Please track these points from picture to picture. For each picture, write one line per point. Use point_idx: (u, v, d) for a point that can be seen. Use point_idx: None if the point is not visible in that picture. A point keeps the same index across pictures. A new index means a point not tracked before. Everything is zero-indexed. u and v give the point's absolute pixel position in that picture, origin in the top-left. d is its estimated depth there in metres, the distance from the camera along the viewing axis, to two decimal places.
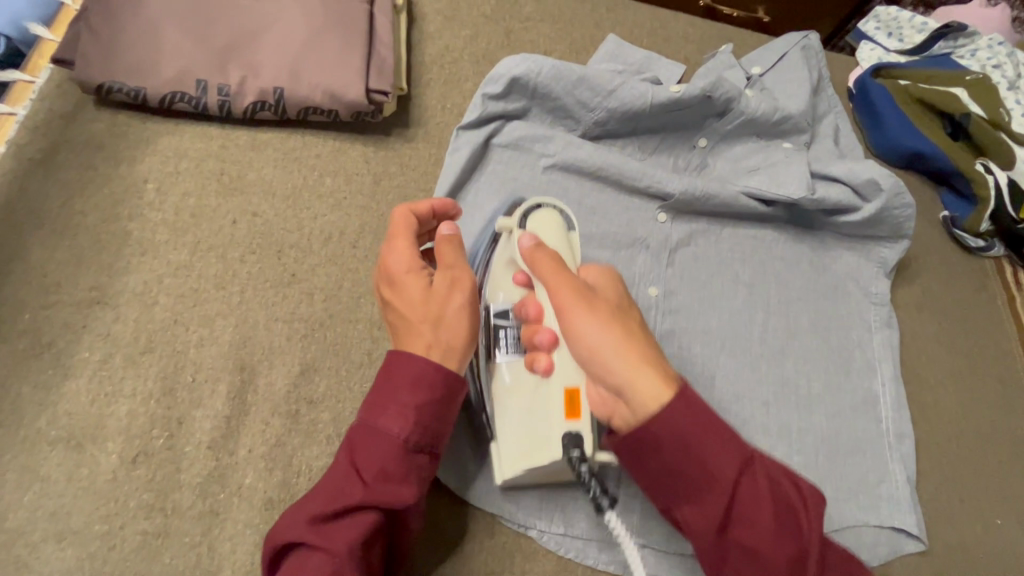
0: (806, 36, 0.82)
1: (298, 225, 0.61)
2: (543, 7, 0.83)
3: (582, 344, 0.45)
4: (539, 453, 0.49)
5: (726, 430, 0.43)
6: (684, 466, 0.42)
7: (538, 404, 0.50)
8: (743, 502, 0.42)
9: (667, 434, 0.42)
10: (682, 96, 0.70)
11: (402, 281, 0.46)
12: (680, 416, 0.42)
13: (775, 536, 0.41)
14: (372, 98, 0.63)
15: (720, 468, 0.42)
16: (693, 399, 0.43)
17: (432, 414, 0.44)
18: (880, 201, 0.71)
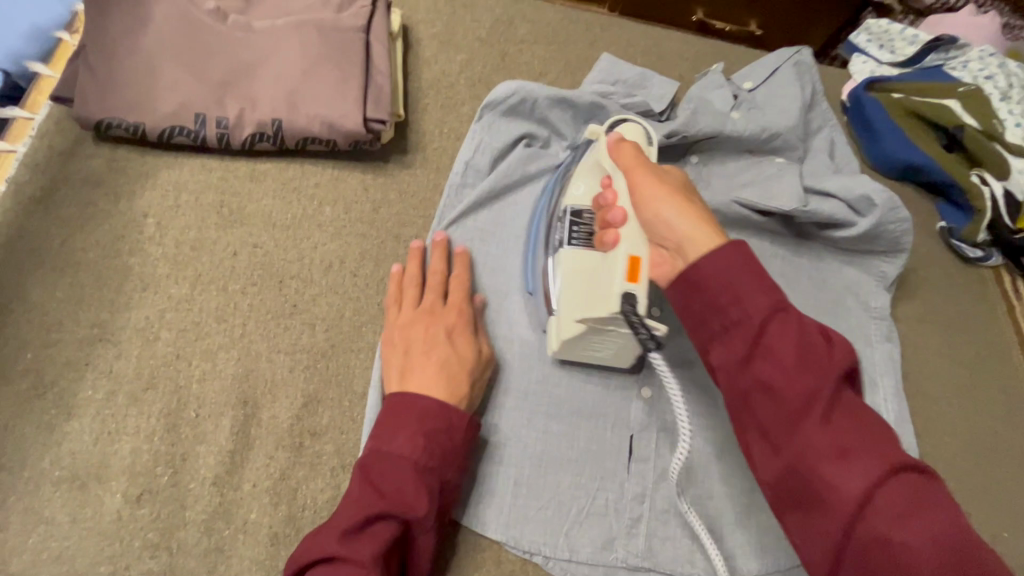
0: (798, 51, 0.83)
1: (299, 254, 0.62)
2: (538, 28, 0.84)
3: (659, 215, 0.50)
4: (593, 309, 0.53)
5: (766, 281, 0.45)
6: (720, 295, 0.45)
7: (598, 269, 0.54)
8: (772, 333, 0.43)
9: (708, 268, 0.46)
10: (662, 136, 0.73)
11: (456, 342, 0.55)
12: (723, 255, 0.46)
13: (799, 375, 0.42)
14: (370, 126, 0.64)
15: (753, 300, 0.44)
16: (741, 252, 0.46)
17: (443, 437, 0.48)
18: (874, 216, 0.70)
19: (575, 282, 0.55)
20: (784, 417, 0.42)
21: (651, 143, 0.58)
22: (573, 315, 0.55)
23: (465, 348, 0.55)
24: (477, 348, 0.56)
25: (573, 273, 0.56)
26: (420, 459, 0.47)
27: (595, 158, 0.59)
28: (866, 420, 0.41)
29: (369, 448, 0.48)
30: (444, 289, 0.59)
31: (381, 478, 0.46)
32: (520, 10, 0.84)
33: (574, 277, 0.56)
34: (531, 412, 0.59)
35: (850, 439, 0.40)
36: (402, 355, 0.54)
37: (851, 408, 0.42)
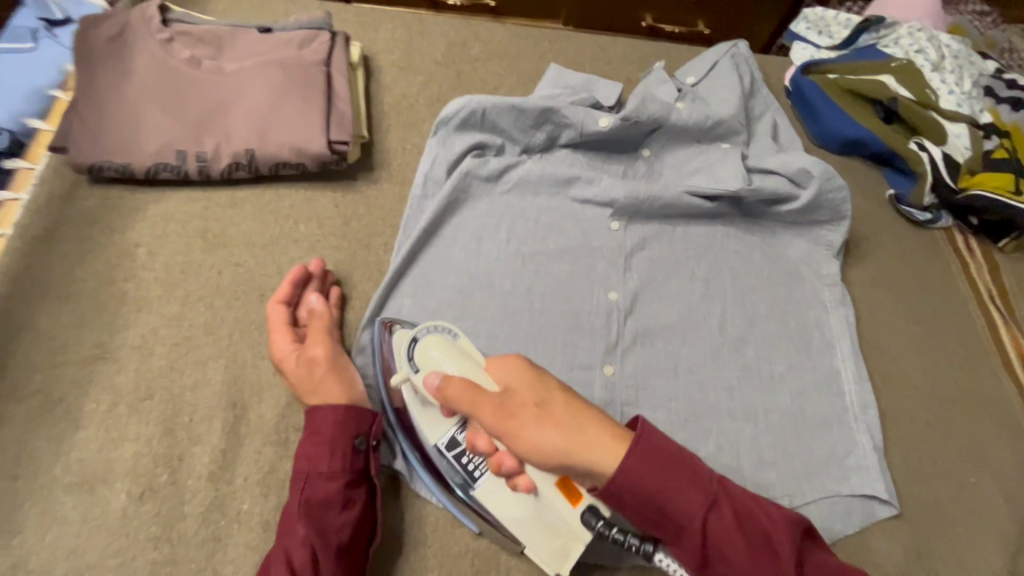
0: (735, 44, 0.88)
1: (277, 270, 0.68)
2: (490, 47, 0.91)
3: (550, 455, 0.49)
4: (569, 541, 0.52)
5: (685, 471, 0.48)
6: (655, 512, 0.47)
7: (540, 511, 0.52)
8: (717, 535, 0.46)
9: (634, 488, 0.47)
10: (611, 128, 0.78)
11: (283, 368, 0.59)
12: (639, 468, 0.47)
13: (759, 569, 0.45)
14: (334, 148, 0.70)
15: (688, 507, 0.47)
16: (650, 446, 0.48)
17: (315, 441, 0.55)
18: (814, 186, 0.75)
19: (526, 532, 0.53)
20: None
21: (454, 336, 0.58)
22: (552, 553, 0.52)
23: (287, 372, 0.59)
24: (298, 364, 0.59)
25: (520, 523, 0.53)
26: (304, 464, 0.55)
27: (423, 397, 0.57)
28: (834, 574, 0.46)
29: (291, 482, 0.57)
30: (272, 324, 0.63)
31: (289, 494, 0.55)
32: (473, 33, 0.91)
33: (526, 530, 0.53)
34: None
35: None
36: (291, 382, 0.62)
37: (817, 565, 0.46)
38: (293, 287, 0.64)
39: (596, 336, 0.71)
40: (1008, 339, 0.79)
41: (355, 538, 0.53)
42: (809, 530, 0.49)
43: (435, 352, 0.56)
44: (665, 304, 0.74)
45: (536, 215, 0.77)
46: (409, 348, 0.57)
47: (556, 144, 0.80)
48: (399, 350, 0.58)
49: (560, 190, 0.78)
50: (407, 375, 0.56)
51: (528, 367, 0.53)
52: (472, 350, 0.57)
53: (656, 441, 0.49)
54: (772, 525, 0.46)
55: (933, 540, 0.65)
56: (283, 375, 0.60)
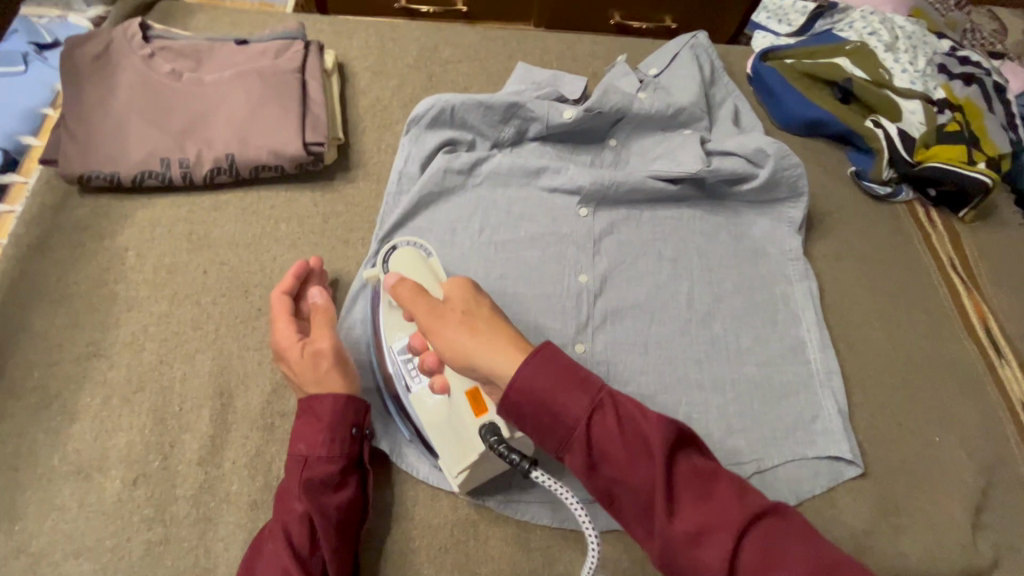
0: (694, 35, 0.92)
1: (260, 266, 0.71)
2: (460, 49, 0.94)
3: (456, 353, 0.54)
4: (465, 449, 0.56)
5: (579, 378, 0.49)
6: (545, 413, 0.49)
7: (451, 415, 0.58)
8: (599, 437, 0.48)
9: (524, 391, 0.49)
10: (575, 119, 0.81)
11: (286, 357, 0.60)
12: (531, 370, 0.49)
13: (634, 469, 0.47)
14: (310, 149, 0.73)
15: (573, 409, 0.48)
16: (549, 356, 0.50)
17: (311, 427, 0.57)
18: (771, 164, 0.79)
19: (437, 433, 0.58)
20: (643, 508, 0.47)
21: (431, 257, 0.65)
22: (450, 460, 0.57)
23: (290, 363, 0.60)
24: (303, 353, 0.60)
25: (434, 426, 0.58)
26: (300, 452, 0.56)
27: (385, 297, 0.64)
28: (710, 480, 0.46)
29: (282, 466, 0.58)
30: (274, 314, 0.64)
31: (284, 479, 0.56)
32: (444, 36, 0.95)
33: (436, 429, 0.58)
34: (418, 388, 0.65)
35: (702, 517, 0.45)
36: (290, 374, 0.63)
37: (692, 475, 0.47)
38: (295, 281, 0.66)
39: (568, 317, 0.74)
40: (969, 305, 0.82)
41: (349, 518, 0.56)
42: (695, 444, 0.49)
43: (406, 269, 0.63)
44: (634, 285, 0.77)
45: (507, 205, 0.80)
46: (387, 255, 0.65)
47: (525, 137, 0.84)
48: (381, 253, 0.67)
49: (530, 181, 0.81)
50: (378, 272, 0.65)
51: (473, 287, 0.58)
52: (440, 272, 0.64)
53: (558, 351, 0.50)
54: (654, 432, 0.47)
55: (898, 497, 0.67)
56: (285, 363, 0.61)
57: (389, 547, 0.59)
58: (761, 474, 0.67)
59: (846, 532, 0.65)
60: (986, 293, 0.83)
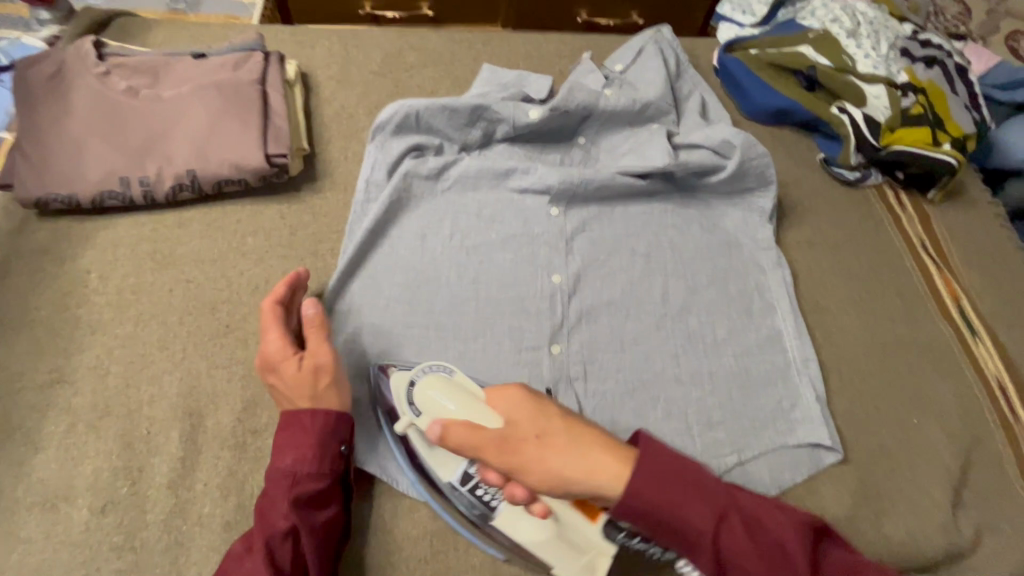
0: (658, 30, 0.93)
1: (227, 283, 0.70)
2: (426, 54, 0.94)
3: (564, 479, 0.52)
4: (596, 555, 0.56)
5: (692, 487, 0.53)
6: (671, 524, 0.52)
7: (562, 531, 0.56)
8: (728, 544, 0.51)
9: (650, 507, 0.52)
10: (540, 119, 0.81)
11: (280, 367, 0.57)
12: (648, 484, 0.52)
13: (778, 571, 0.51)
14: (273, 161, 0.72)
15: (699, 521, 0.51)
16: (656, 464, 0.53)
17: (301, 440, 0.56)
18: (737, 155, 0.79)
19: (554, 551, 0.55)
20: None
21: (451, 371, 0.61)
22: (581, 567, 0.55)
23: (282, 375, 0.57)
24: (300, 366, 0.57)
25: (544, 545, 0.55)
26: (286, 467, 0.55)
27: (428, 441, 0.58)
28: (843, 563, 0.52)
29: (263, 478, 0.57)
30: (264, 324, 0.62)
31: (268, 493, 0.55)
32: (407, 41, 0.95)
33: (554, 550, 0.55)
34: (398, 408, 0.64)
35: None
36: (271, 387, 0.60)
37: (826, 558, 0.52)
38: (290, 289, 0.64)
39: (543, 318, 0.74)
40: (942, 285, 0.82)
41: (334, 533, 0.55)
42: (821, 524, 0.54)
43: (433, 390, 0.58)
44: (608, 282, 0.77)
45: (477, 209, 0.80)
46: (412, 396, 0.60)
47: (493, 139, 0.83)
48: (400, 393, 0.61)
49: (499, 182, 0.81)
50: (410, 420, 0.58)
51: (531, 397, 0.56)
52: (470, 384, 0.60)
53: (656, 450, 0.54)
54: (783, 533, 0.51)
55: (879, 482, 0.68)
56: (276, 375, 0.58)
57: (368, 562, 0.58)
58: (742, 465, 0.67)
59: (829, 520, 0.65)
60: (958, 272, 0.84)
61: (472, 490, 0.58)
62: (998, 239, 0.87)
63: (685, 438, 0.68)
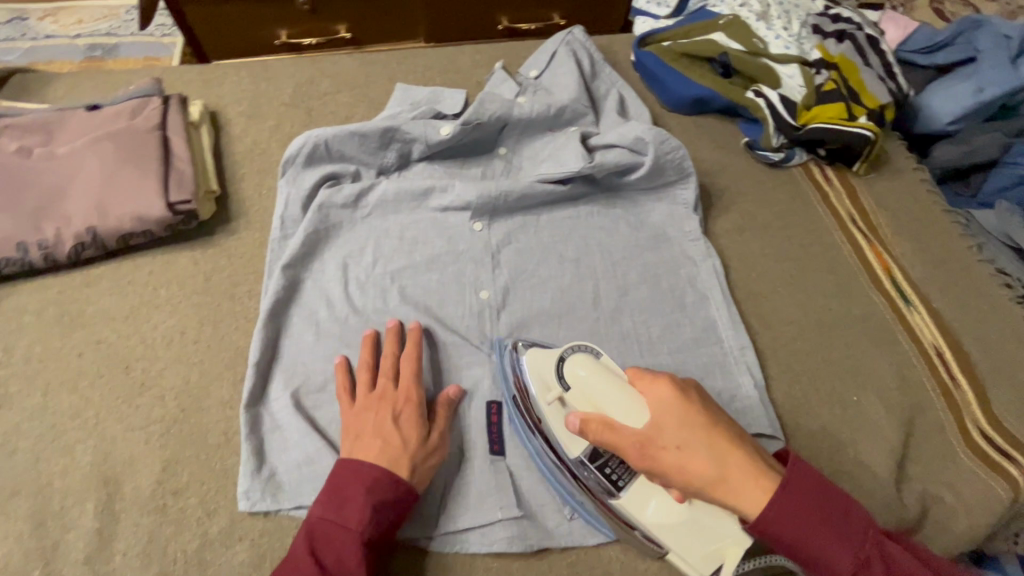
0: (569, 32, 0.92)
1: (139, 339, 0.68)
2: (338, 79, 0.92)
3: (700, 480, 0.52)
4: (727, 548, 0.53)
5: (842, 528, 0.51)
6: (807, 553, 0.51)
7: (697, 516, 0.54)
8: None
9: (788, 534, 0.51)
10: (453, 135, 0.80)
11: (405, 430, 0.60)
12: (793, 513, 0.50)
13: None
14: (177, 209, 0.70)
15: (840, 562, 0.50)
16: (808, 493, 0.51)
17: (389, 512, 0.55)
18: (652, 151, 0.78)
19: (682, 536, 0.54)
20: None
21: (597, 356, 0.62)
22: (705, 560, 0.53)
23: (413, 428, 0.60)
24: (423, 434, 0.60)
25: (674, 530, 0.54)
26: (358, 527, 0.54)
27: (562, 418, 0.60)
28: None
29: (312, 530, 0.54)
30: (396, 371, 0.65)
31: (322, 544, 0.53)
32: (319, 68, 0.93)
33: (679, 533, 0.54)
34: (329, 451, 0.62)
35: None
36: (353, 439, 0.60)
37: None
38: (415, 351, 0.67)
39: (475, 337, 0.72)
40: (873, 257, 0.82)
41: None
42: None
43: (581, 371, 0.60)
44: (538, 292, 0.76)
45: (400, 232, 0.78)
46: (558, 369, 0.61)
47: (411, 159, 0.82)
48: (542, 367, 0.62)
49: (420, 203, 0.80)
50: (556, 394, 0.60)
51: (685, 399, 0.55)
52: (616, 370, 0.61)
53: (804, 476, 0.52)
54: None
55: (823, 466, 0.67)
56: (396, 434, 0.59)
57: None
58: None
59: None
60: (889, 241, 0.84)
61: (601, 470, 0.58)
62: (926, 204, 0.88)
63: None
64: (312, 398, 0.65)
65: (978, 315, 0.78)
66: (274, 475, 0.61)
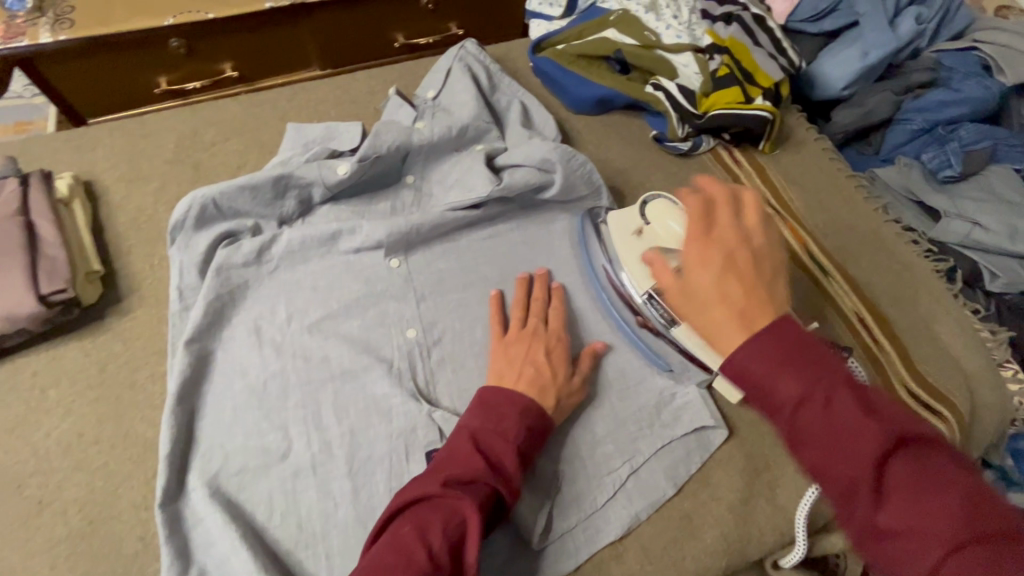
0: (461, 46, 0.89)
1: (30, 452, 0.61)
2: (225, 126, 0.86)
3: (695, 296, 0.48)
4: None
5: (800, 358, 0.42)
6: (753, 387, 0.43)
7: None
8: (807, 427, 0.40)
9: (739, 357, 0.43)
10: (354, 171, 0.75)
11: (554, 365, 0.64)
12: (753, 338, 0.43)
13: (841, 465, 0.39)
14: (50, 300, 0.63)
15: (782, 390, 0.41)
16: (777, 329, 0.43)
17: (535, 434, 0.58)
18: (560, 169, 0.77)
19: None
20: (838, 496, 0.40)
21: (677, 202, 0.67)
22: None
23: (560, 367, 0.64)
24: (565, 373, 0.65)
25: None
26: (514, 437, 0.57)
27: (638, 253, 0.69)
28: (927, 490, 0.37)
29: (465, 435, 0.56)
30: (545, 312, 0.70)
31: (482, 446, 0.55)
32: (201, 116, 0.87)
33: None
34: (254, 540, 0.57)
35: (911, 527, 0.37)
36: (505, 364, 0.64)
37: (911, 477, 0.38)
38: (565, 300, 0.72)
39: (403, 382, 0.67)
40: (789, 234, 0.83)
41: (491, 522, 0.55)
42: (921, 439, 0.39)
43: (671, 222, 0.64)
44: (467, 323, 0.72)
45: (312, 282, 0.73)
46: (649, 198, 0.69)
47: (313, 204, 0.78)
48: (637, 205, 0.71)
49: (330, 248, 0.75)
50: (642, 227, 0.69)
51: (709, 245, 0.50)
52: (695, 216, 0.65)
53: (788, 328, 0.43)
54: (868, 433, 0.38)
55: (767, 452, 0.67)
56: (547, 371, 0.63)
57: None
58: (636, 474, 0.64)
59: (726, 508, 0.64)
60: (800, 213, 0.85)
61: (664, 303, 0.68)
62: (833, 172, 0.90)
63: (576, 464, 0.65)
64: (234, 481, 0.60)
65: (891, 275, 0.81)
66: (204, 573, 0.56)
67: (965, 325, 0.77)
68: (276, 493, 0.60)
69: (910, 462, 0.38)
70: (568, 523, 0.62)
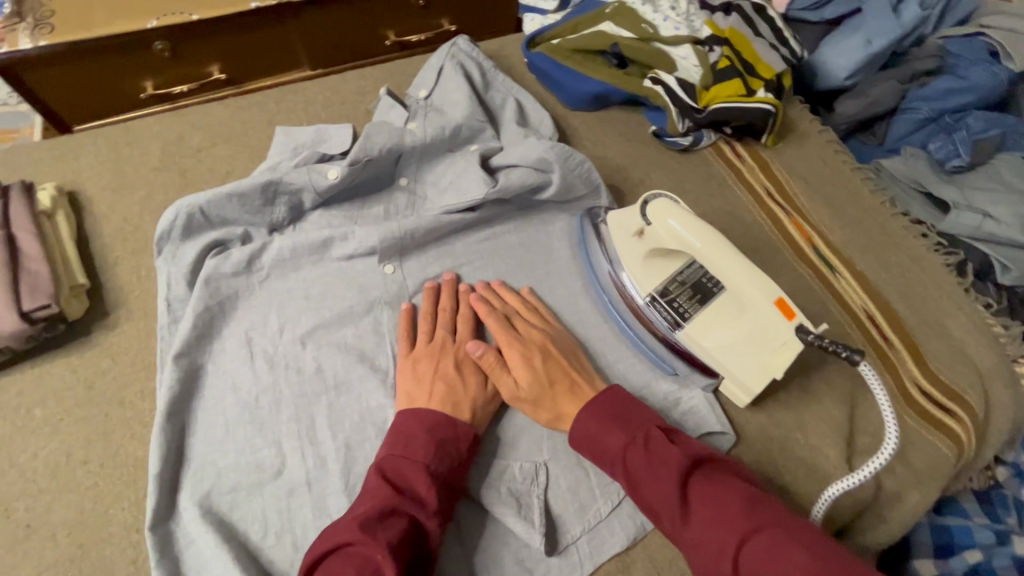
0: (453, 43, 0.87)
1: (16, 474, 0.59)
2: (212, 130, 0.84)
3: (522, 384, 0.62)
4: (777, 357, 0.60)
5: (620, 414, 0.58)
6: (596, 448, 0.57)
7: (746, 333, 0.62)
8: (633, 465, 0.54)
9: (579, 429, 0.58)
10: (345, 176, 0.73)
11: (465, 378, 0.63)
12: (587, 407, 0.59)
13: (659, 488, 0.52)
14: (33, 317, 0.61)
15: (612, 441, 0.56)
16: (605, 396, 0.59)
17: (452, 450, 0.57)
18: (558, 168, 0.74)
19: (739, 352, 0.62)
20: (667, 523, 0.52)
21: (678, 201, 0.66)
22: (756, 371, 0.62)
23: (469, 377, 0.63)
24: (481, 380, 0.64)
25: (731, 348, 0.63)
26: (425, 458, 0.55)
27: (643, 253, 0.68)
28: (718, 495, 0.50)
29: (377, 467, 0.55)
30: (453, 323, 0.69)
31: (391, 475, 0.55)
32: (188, 121, 0.84)
33: (738, 355, 0.63)
34: (249, 562, 0.55)
35: (710, 526, 0.49)
36: (414, 381, 0.63)
37: (707, 489, 0.51)
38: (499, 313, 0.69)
39: None
40: (794, 230, 0.81)
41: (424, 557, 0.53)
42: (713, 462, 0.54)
43: (673, 221, 0.63)
44: None
45: (304, 291, 0.71)
46: (650, 198, 0.67)
47: (304, 210, 0.76)
48: (638, 203, 0.68)
49: (322, 256, 0.73)
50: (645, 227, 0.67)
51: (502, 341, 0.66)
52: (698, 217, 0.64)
53: (616, 394, 0.60)
54: (671, 455, 0.53)
55: (776, 457, 0.65)
56: (456, 383, 0.62)
57: None
58: None
59: None
60: (806, 207, 0.83)
61: (668, 305, 0.66)
62: (838, 166, 0.87)
63: (579, 474, 0.63)
64: (227, 500, 0.59)
65: (900, 269, 0.79)
66: None
67: (979, 320, 0.75)
68: (270, 511, 0.58)
69: (705, 478, 0.52)
70: (573, 534, 0.60)
